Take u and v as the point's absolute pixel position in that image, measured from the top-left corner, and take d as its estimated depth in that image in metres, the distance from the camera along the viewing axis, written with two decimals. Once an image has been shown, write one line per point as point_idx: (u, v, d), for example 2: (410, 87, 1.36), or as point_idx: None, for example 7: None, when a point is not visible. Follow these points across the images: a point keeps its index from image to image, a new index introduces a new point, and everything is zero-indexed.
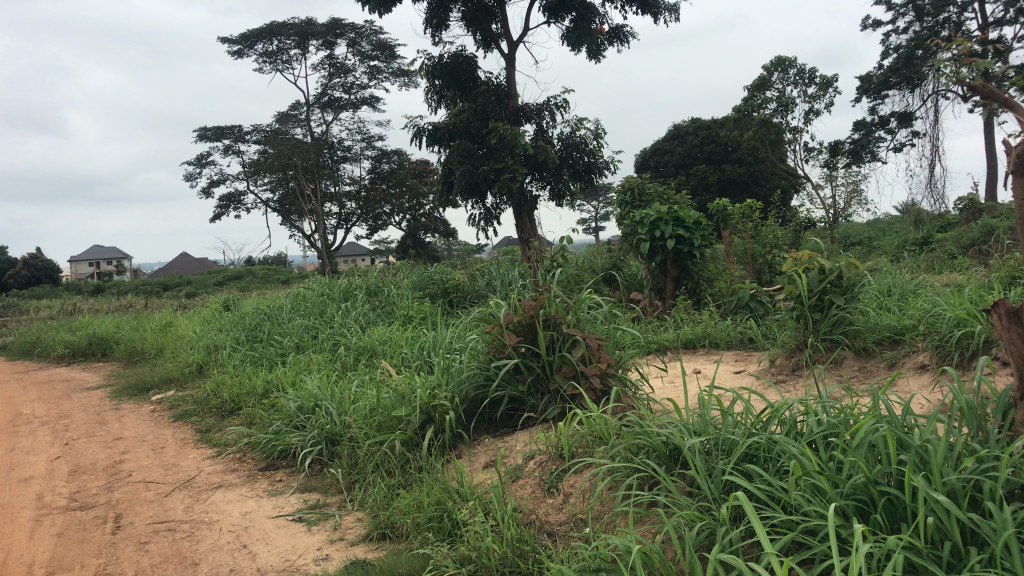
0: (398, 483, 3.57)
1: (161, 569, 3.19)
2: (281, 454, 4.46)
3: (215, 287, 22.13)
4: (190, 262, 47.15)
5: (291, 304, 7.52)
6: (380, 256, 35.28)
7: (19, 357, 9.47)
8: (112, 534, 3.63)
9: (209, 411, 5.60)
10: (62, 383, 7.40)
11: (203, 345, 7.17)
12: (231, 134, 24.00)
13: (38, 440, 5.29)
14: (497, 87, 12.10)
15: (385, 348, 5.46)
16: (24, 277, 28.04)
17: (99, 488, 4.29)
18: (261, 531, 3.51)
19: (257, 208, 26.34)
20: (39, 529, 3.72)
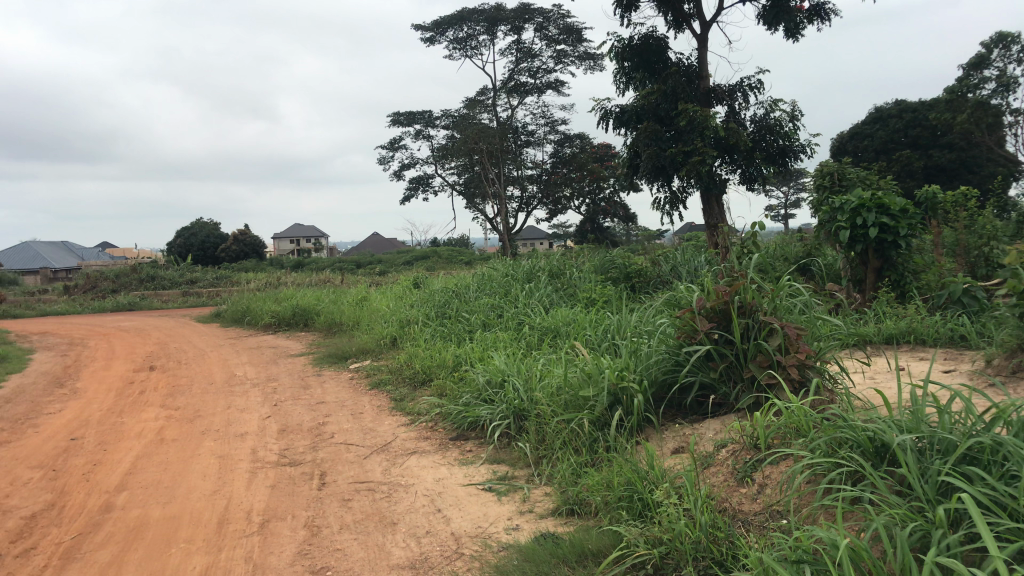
0: (584, 461, 3.60)
1: (363, 526, 3.42)
2: (471, 426, 4.61)
3: (403, 266, 23.12)
4: (378, 241, 49.58)
5: (477, 283, 7.74)
6: (559, 239, 35.55)
7: (232, 324, 10.35)
8: (318, 489, 3.92)
9: (402, 380, 5.89)
10: (270, 348, 8.02)
11: (396, 319, 7.52)
12: (421, 119, 24.91)
13: (250, 400, 5.77)
14: (687, 68, 11.89)
15: (569, 329, 5.50)
16: (233, 252, 30.61)
17: (305, 446, 4.62)
18: (453, 498, 3.65)
19: (443, 190, 27.25)
20: (255, 481, 4.09)
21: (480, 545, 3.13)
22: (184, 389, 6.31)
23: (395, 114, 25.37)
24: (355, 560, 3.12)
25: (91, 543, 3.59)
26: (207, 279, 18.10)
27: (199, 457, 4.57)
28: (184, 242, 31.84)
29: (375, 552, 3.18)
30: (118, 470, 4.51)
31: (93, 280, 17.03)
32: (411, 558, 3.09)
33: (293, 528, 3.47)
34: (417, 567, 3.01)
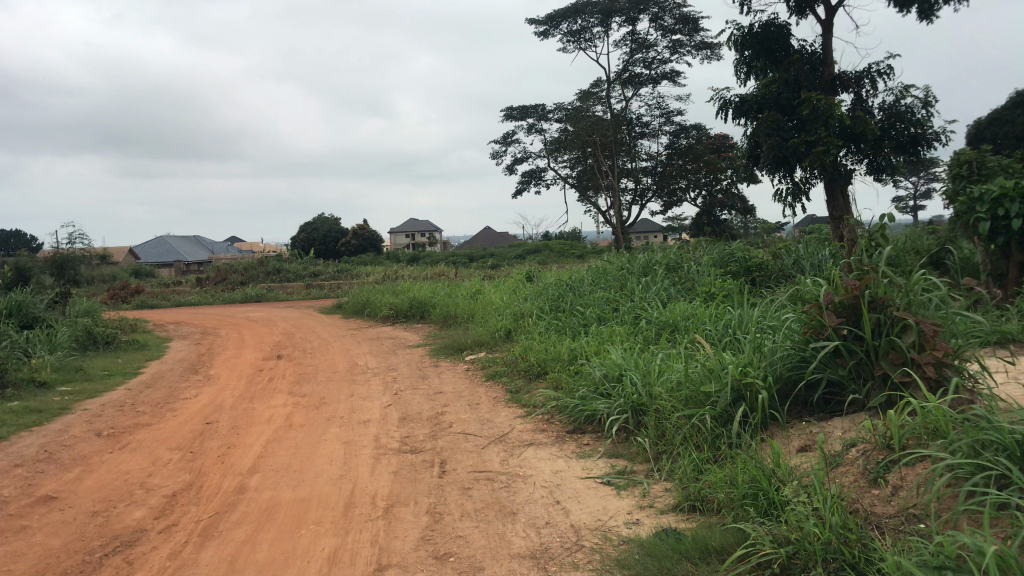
0: (706, 458, 3.55)
1: (484, 515, 3.50)
2: (588, 419, 4.61)
3: (516, 260, 23.29)
4: (491, 235, 50.10)
5: (592, 277, 7.71)
6: (673, 233, 35.00)
7: (352, 316, 10.68)
8: (439, 477, 4.01)
9: (518, 372, 5.94)
10: (388, 339, 8.23)
11: (511, 311, 7.58)
12: (535, 113, 25.01)
13: (371, 388, 5.95)
14: (811, 55, 11.50)
15: (688, 323, 5.42)
16: (353, 247, 31.61)
17: (425, 435, 4.73)
18: (572, 490, 3.67)
19: (556, 184, 27.28)
20: (379, 467, 4.23)
21: (600, 537, 3.13)
22: (309, 377, 6.56)
23: (509, 108, 25.54)
24: (477, 547, 3.20)
25: (228, 521, 3.80)
26: (328, 271, 18.74)
27: (326, 443, 4.75)
28: (307, 236, 33.15)
29: (496, 540, 3.25)
30: (250, 453, 4.74)
31: (223, 272, 17.92)
32: (531, 548, 3.13)
33: (416, 514, 3.58)
34: (537, 556, 3.05)
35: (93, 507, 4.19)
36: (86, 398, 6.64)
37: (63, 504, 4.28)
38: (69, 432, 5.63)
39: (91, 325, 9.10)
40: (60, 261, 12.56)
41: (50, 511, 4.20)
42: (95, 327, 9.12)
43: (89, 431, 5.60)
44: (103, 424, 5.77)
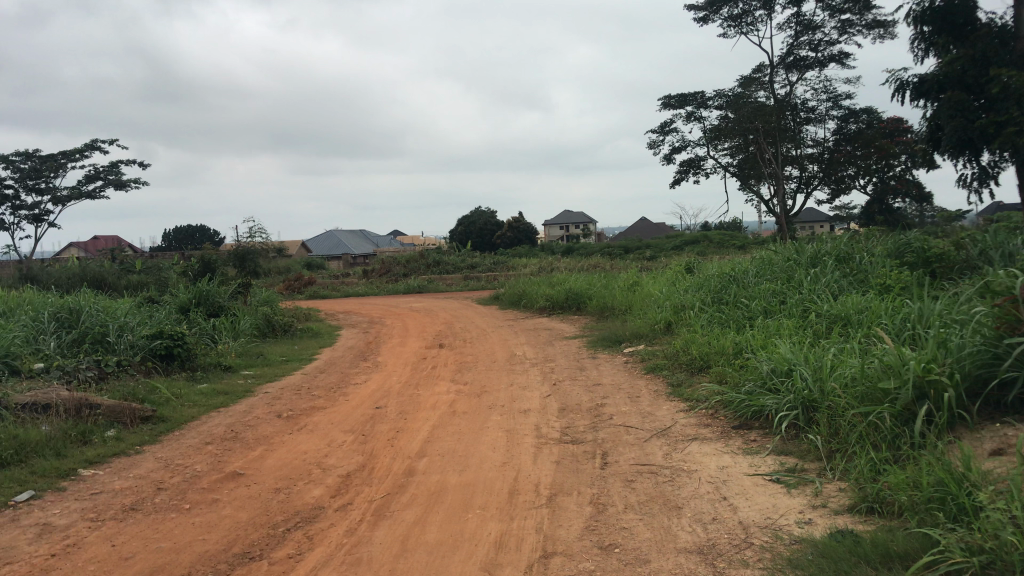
0: (886, 458, 3.37)
1: (648, 508, 3.49)
2: (755, 415, 4.48)
3: (672, 251, 22.93)
4: (645, 226, 49.56)
5: (757, 268, 7.48)
6: (840, 223, 33.38)
7: (510, 307, 10.87)
8: (601, 468, 4.03)
9: (679, 366, 5.86)
10: (546, 330, 8.32)
11: (671, 303, 7.48)
12: (693, 100, 24.52)
13: (531, 379, 6.04)
14: (1002, 29, 10.66)
15: (862, 317, 5.15)
16: (509, 239, 32.20)
17: (586, 426, 4.76)
18: (739, 487, 3.58)
19: (716, 172, 26.66)
20: (541, 456, 4.30)
21: (770, 536, 3.05)
22: (470, 365, 6.73)
23: (667, 97, 25.15)
24: (642, 540, 3.19)
25: (399, 502, 3.97)
26: (485, 263, 19.14)
27: (489, 430, 4.87)
28: (465, 229, 34.24)
29: (661, 534, 3.23)
30: (417, 437, 4.92)
31: (387, 264, 18.69)
32: (698, 543, 3.09)
33: (579, 504, 3.63)
34: (705, 552, 3.01)
35: (275, 484, 4.48)
36: (267, 382, 7.10)
37: (249, 480, 4.60)
38: (252, 413, 6.04)
39: (270, 314, 9.73)
40: (242, 254, 13.48)
41: (238, 486, 4.52)
42: (274, 316, 9.74)
43: (270, 413, 5.99)
44: (283, 407, 6.15)
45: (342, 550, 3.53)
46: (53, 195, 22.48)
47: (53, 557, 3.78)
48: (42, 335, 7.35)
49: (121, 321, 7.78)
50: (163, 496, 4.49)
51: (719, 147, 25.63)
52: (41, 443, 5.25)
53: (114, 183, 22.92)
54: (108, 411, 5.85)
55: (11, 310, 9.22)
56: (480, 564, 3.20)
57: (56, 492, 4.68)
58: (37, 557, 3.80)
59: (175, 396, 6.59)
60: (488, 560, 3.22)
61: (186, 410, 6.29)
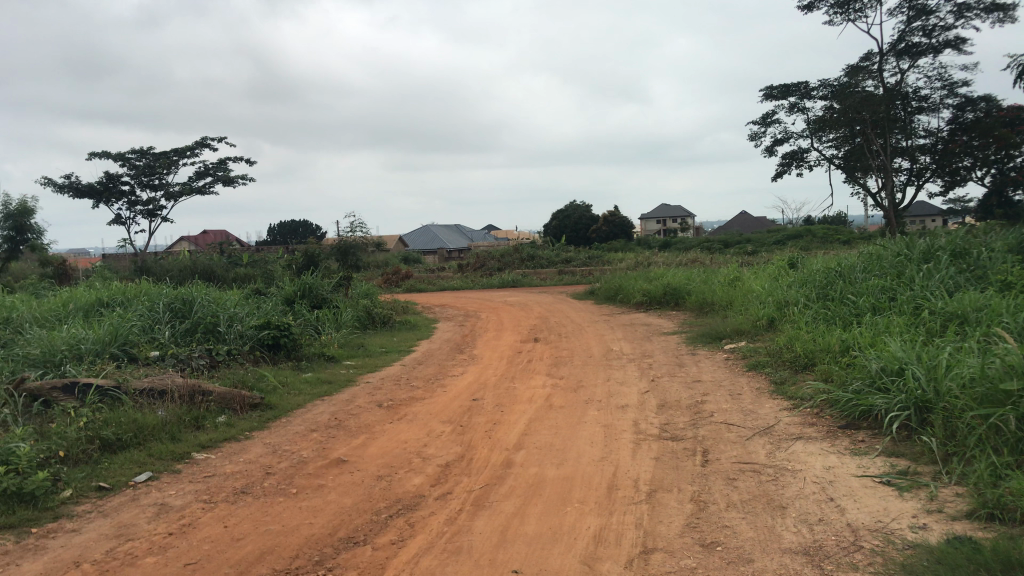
0: (1007, 463, 3.21)
1: (751, 507, 3.43)
2: (863, 415, 4.33)
3: (773, 246, 22.38)
4: (743, 221, 48.55)
5: (865, 263, 7.23)
6: (953, 217, 31.93)
7: (606, 302, 10.83)
8: (702, 466, 3.98)
9: (782, 363, 5.72)
10: (644, 326, 8.25)
11: (773, 299, 7.30)
12: (796, 91, 23.87)
13: (629, 374, 6.00)
14: None
15: (980, 315, 4.91)
16: (604, 233, 32.07)
17: (685, 422, 4.70)
18: (847, 488, 3.47)
19: (820, 165, 25.91)
20: (640, 452, 4.28)
21: (881, 539, 2.95)
22: (567, 360, 6.74)
23: (768, 88, 24.55)
24: (745, 539, 3.14)
25: (498, 494, 4.01)
26: (580, 257, 19.10)
27: (586, 425, 4.86)
28: (560, 225, 34.52)
29: (765, 533, 3.16)
30: (515, 430, 4.96)
31: (482, 258, 18.88)
32: (804, 544, 3.02)
33: (680, 501, 3.59)
34: (812, 553, 2.93)
35: (377, 472, 4.58)
36: (367, 373, 7.28)
37: (352, 467, 4.72)
38: (354, 403, 6.21)
39: (370, 306, 9.97)
40: (344, 248, 13.86)
41: (341, 473, 4.65)
42: (374, 308, 9.98)
43: (371, 403, 6.14)
44: (383, 397, 6.30)
45: (443, 539, 3.59)
46: (166, 191, 23.56)
47: (171, 536, 3.97)
48: (158, 324, 7.73)
49: (231, 312, 8.11)
50: (271, 480, 4.66)
51: (824, 139, 25.18)
52: (158, 427, 5.52)
53: (223, 180, 23.85)
54: (219, 398, 6.12)
55: (130, 301, 9.74)
56: (579, 557, 3.21)
57: (172, 474, 4.92)
58: (156, 535, 4.00)
59: (281, 384, 6.84)
60: (588, 553, 3.23)
61: (292, 398, 6.51)
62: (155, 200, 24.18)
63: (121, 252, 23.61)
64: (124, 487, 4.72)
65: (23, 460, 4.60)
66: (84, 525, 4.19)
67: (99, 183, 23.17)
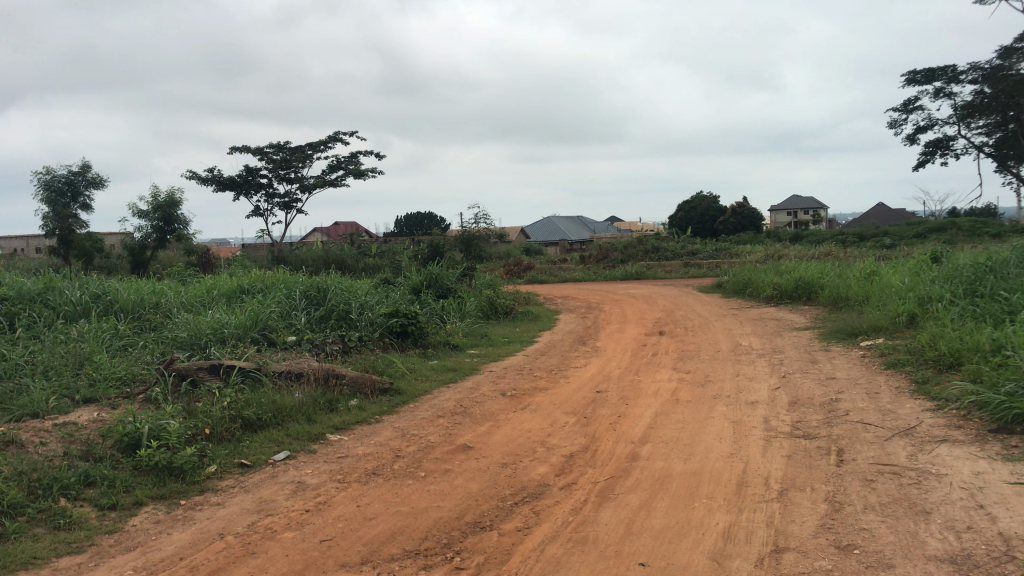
0: None
1: (891, 510, 3.28)
2: (1017, 419, 4.07)
3: (914, 239, 21.29)
4: (881, 212, 46.39)
5: (1018, 258, 6.76)
6: None
7: (734, 296, 10.59)
8: (837, 466, 3.84)
9: (924, 362, 5.44)
10: (773, 320, 8.02)
11: (915, 295, 6.94)
12: (942, 75, 22.58)
13: (758, 370, 5.85)
14: None
15: None
16: (731, 225, 31.33)
17: (819, 420, 4.55)
18: (998, 495, 3.27)
19: (968, 153, 24.44)
20: (771, 450, 4.17)
21: None
22: (693, 354, 6.63)
23: (911, 73, 23.33)
24: (885, 543, 3.01)
25: (623, 486, 4.00)
26: (707, 249, 18.72)
27: (714, 420, 4.77)
28: (685, 216, 33.91)
29: (906, 538, 3.02)
30: (640, 423, 4.92)
31: (605, 250, 18.80)
32: (950, 552, 2.86)
33: (813, 501, 3.48)
34: (959, 562, 2.78)
35: (502, 459, 4.64)
36: (492, 362, 7.39)
37: (479, 454, 4.80)
38: (479, 391, 6.31)
39: (494, 297, 10.10)
40: (469, 239, 14.09)
41: (468, 459, 4.73)
42: (497, 299, 10.11)
43: (495, 391, 6.23)
44: (507, 386, 6.37)
45: (569, 528, 3.61)
46: (301, 184, 24.53)
47: (306, 513, 4.15)
48: (294, 311, 8.08)
49: (361, 300, 8.39)
50: (400, 463, 4.80)
51: (973, 126, 23.72)
52: (295, 408, 5.78)
53: (353, 173, 24.63)
54: (351, 381, 6.35)
55: (268, 288, 10.22)
56: (708, 553, 3.16)
57: (308, 454, 5.13)
58: (293, 511, 4.19)
59: (409, 370, 7.03)
60: (717, 549, 3.17)
61: (419, 384, 6.68)
62: (291, 192, 25.22)
63: (259, 242, 24.78)
64: (264, 464, 4.96)
65: (174, 436, 4.91)
66: (228, 499, 4.43)
67: (240, 176, 24.36)
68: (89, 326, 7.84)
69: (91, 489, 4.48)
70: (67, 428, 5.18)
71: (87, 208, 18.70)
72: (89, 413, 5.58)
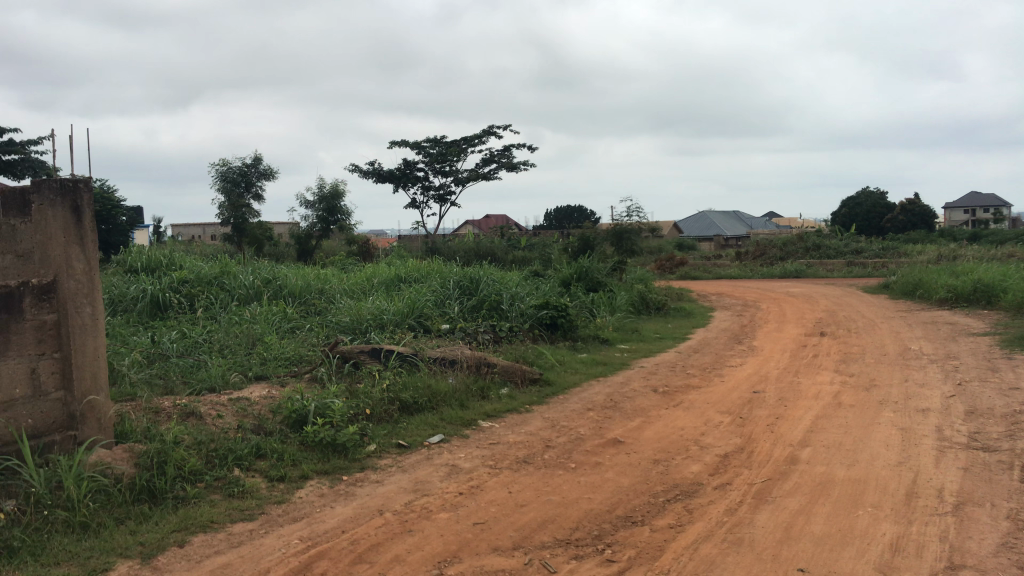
0: None
1: None
2: None
3: None
4: None
5: None
6: None
7: (902, 298, 10.00)
8: (1021, 483, 3.56)
9: None
10: (947, 325, 7.51)
11: None
12: None
13: (931, 376, 5.50)
14: None
15: None
16: (901, 223, 29.61)
17: (1000, 433, 4.23)
18: None
19: None
20: (945, 461, 3.92)
21: None
22: (857, 357, 6.31)
23: None
24: None
25: (781, 489, 3.86)
26: (872, 248, 17.78)
27: (881, 426, 4.53)
28: (850, 213, 32.37)
29: None
30: (800, 426, 4.74)
31: (763, 247, 18.22)
32: None
33: (994, 518, 3.24)
34: None
35: (654, 456, 4.59)
36: (642, 357, 7.31)
37: (630, 448, 4.76)
38: (630, 386, 6.26)
39: (645, 291, 10.00)
40: (621, 233, 14.00)
41: (619, 453, 4.70)
42: (648, 294, 10.00)
43: (647, 387, 6.16)
44: (659, 382, 6.30)
45: (724, 528, 3.52)
46: (456, 177, 25.12)
47: (460, 495, 4.25)
48: (448, 300, 8.29)
49: (513, 291, 8.51)
50: (551, 453, 4.83)
51: None
52: (448, 394, 5.93)
53: (506, 166, 24.98)
54: (503, 370, 6.45)
55: (423, 278, 10.54)
56: (874, 564, 3.00)
57: (461, 439, 5.25)
58: (447, 493, 4.30)
59: (559, 362, 7.07)
60: (884, 561, 3.02)
61: (570, 376, 6.70)
62: (446, 185, 25.88)
63: (415, 233, 25.59)
64: (420, 447, 5.12)
65: (337, 415, 5.15)
66: (386, 478, 4.60)
67: (398, 169, 25.23)
68: (260, 308, 8.35)
69: (262, 461, 4.76)
70: (240, 403, 5.54)
71: (259, 198, 19.89)
72: (260, 390, 5.93)
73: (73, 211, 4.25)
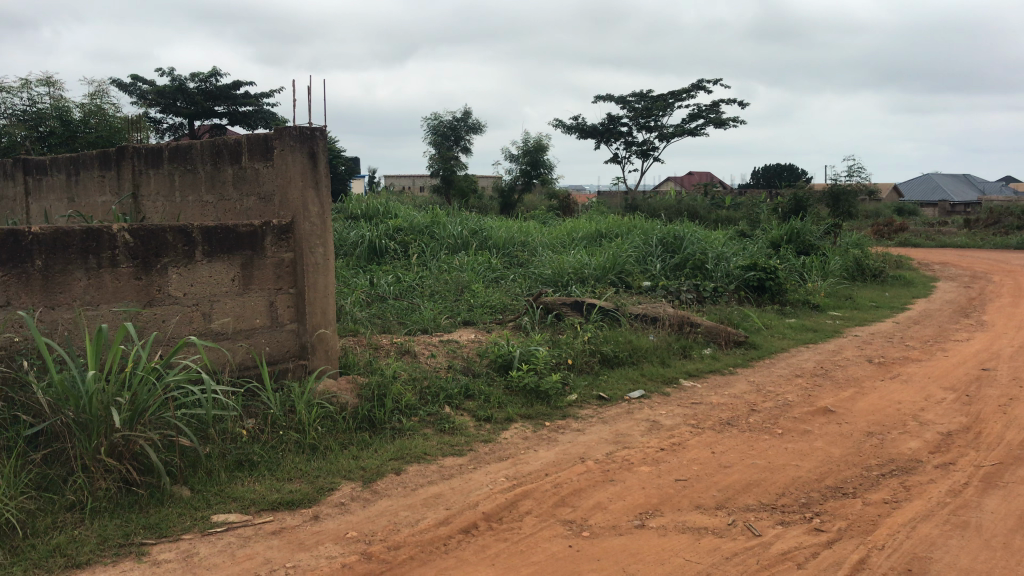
0: None
1: None
2: None
3: None
4: None
5: None
6: None
7: None
8: None
9: None
10: None
11: None
12: None
13: None
14: None
15: None
16: None
17: None
18: None
19: None
20: None
21: None
22: None
23: None
24: None
25: (1014, 475, 3.58)
26: None
27: None
28: None
29: None
30: None
31: (998, 215, 16.81)
32: None
33: None
34: None
35: (868, 428, 4.38)
36: (856, 326, 6.94)
37: (841, 419, 4.57)
38: (842, 355, 5.98)
39: (861, 257, 9.47)
40: (837, 193, 13.26)
41: (829, 422, 4.52)
42: (865, 260, 9.46)
43: (860, 357, 5.86)
44: (874, 352, 5.97)
45: (946, 510, 3.31)
46: (660, 133, 24.70)
47: (662, 451, 4.26)
48: (650, 257, 8.23)
49: (718, 250, 8.31)
50: (756, 417, 4.73)
51: None
52: (650, 351, 5.93)
53: (714, 122, 24.23)
54: (706, 330, 6.36)
55: (625, 233, 10.52)
56: None
57: (662, 396, 5.25)
58: (649, 447, 4.32)
59: (765, 326, 6.87)
60: None
61: (776, 341, 6.49)
62: (649, 140, 25.56)
63: (616, 189, 25.55)
64: (620, 400, 5.17)
65: (542, 362, 5.30)
66: (587, 427, 4.69)
67: (602, 125, 25.17)
68: (468, 257, 8.67)
69: (470, 401, 4.99)
70: (450, 345, 5.82)
71: (467, 151, 20.57)
72: (468, 334, 6.20)
73: (309, 157, 4.52)
